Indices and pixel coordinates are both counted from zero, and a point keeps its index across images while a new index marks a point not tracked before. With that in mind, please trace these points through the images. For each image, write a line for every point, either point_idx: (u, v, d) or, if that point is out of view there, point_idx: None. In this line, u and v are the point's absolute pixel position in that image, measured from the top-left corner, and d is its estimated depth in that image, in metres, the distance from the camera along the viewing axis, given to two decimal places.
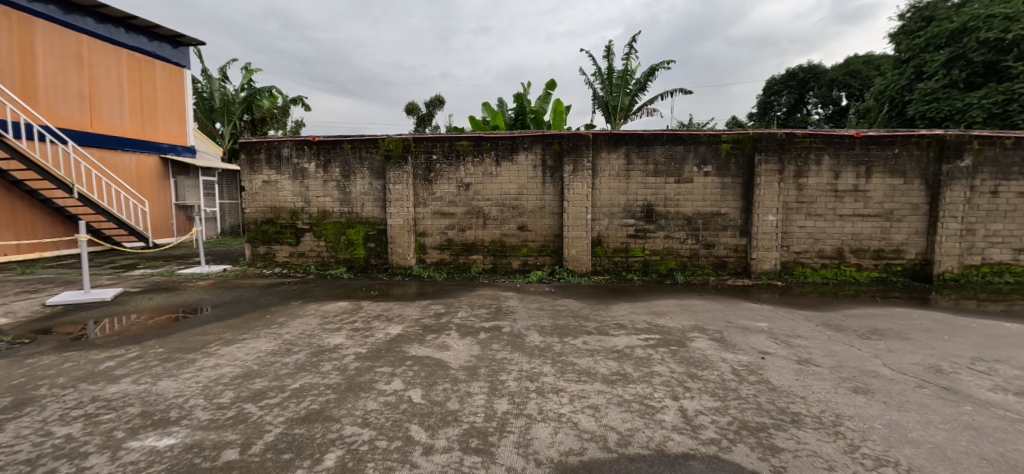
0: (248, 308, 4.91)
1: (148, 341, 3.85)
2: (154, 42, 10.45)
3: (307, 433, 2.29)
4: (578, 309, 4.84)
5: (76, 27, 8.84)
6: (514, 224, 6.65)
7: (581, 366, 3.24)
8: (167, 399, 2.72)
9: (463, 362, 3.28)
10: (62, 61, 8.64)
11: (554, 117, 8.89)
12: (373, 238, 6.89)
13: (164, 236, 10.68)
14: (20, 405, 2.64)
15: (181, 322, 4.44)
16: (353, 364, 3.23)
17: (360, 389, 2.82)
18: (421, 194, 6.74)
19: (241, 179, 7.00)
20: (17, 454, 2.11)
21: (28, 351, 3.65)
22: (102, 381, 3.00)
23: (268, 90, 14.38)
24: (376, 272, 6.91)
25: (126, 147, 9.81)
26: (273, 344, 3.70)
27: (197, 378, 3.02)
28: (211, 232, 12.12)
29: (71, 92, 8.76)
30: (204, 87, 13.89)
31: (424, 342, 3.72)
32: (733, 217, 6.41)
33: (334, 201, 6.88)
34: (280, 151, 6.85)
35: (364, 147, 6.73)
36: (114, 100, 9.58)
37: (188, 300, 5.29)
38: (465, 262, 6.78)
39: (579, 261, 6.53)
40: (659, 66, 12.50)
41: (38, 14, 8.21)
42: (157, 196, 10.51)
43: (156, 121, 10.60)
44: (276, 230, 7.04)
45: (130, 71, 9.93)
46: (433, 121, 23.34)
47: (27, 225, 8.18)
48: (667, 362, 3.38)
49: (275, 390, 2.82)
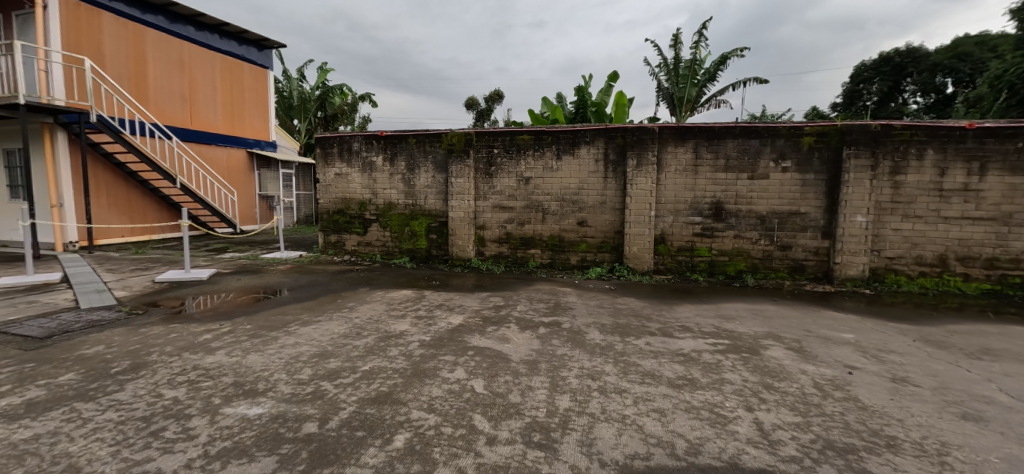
0: (320, 292, 5.26)
1: (237, 318, 4.25)
2: (243, 46, 11.47)
3: (378, 414, 2.41)
4: (639, 309, 4.68)
5: (179, 34, 9.88)
6: (574, 219, 6.55)
7: (645, 367, 3.12)
8: (255, 371, 2.97)
9: (524, 356, 3.28)
10: (168, 65, 9.70)
11: (617, 109, 8.66)
12: (435, 230, 7.09)
13: (250, 223, 11.76)
14: (137, 368, 3.03)
15: (264, 302, 4.85)
16: (419, 351, 3.34)
17: (425, 375, 2.91)
18: (482, 188, 6.83)
19: (317, 172, 7.50)
20: (136, 411, 2.42)
21: (142, 321, 4.16)
22: (201, 352, 3.35)
23: (340, 88, 15.27)
24: (436, 263, 7.12)
25: (220, 142, 10.86)
26: (344, 327, 3.93)
27: (280, 354, 3.28)
28: (288, 221, 13.13)
29: (175, 93, 9.83)
30: (285, 86, 15.00)
31: (485, 333, 3.77)
32: (814, 217, 5.87)
33: (400, 194, 7.16)
34: (351, 145, 7.26)
35: (429, 142, 6.95)
36: (209, 99, 10.62)
37: (269, 283, 5.75)
38: (524, 256, 6.80)
39: (641, 259, 6.30)
40: (731, 53, 11.75)
41: (149, 25, 9.27)
42: (244, 187, 11.56)
43: (243, 119, 11.64)
44: (346, 220, 7.48)
45: (223, 73, 10.95)
46: (491, 115, 23.62)
47: (142, 211, 9.36)
48: (738, 369, 3.17)
49: (348, 370, 2.99)
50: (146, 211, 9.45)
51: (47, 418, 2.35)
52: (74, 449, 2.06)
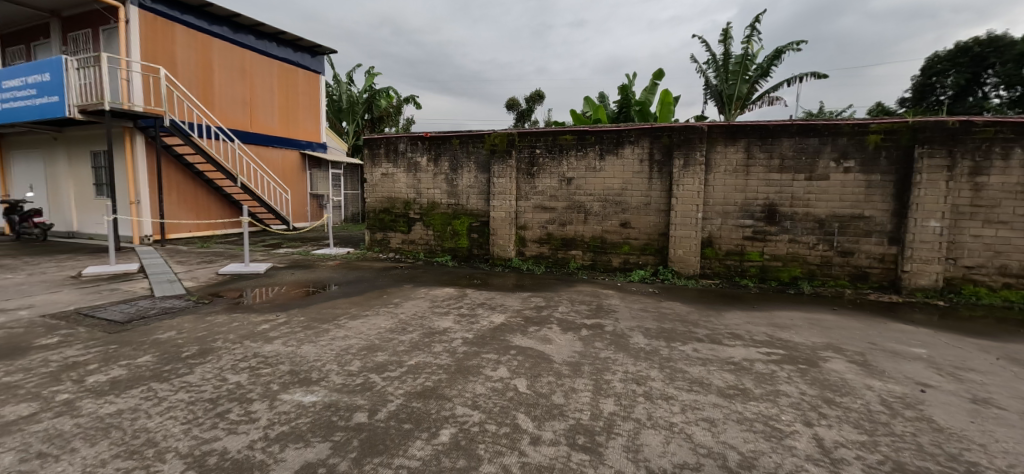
0: (367, 288, 5.46)
1: (292, 309, 4.50)
2: (298, 53, 12.11)
3: (424, 408, 2.47)
4: (685, 314, 4.52)
5: (242, 43, 10.58)
6: (617, 220, 6.43)
7: (693, 374, 3.02)
8: (309, 361, 3.13)
9: (567, 357, 3.25)
10: (232, 73, 10.41)
11: (662, 108, 8.44)
12: (477, 229, 7.18)
13: (302, 221, 12.41)
14: (205, 353, 3.27)
15: (315, 295, 5.10)
16: (462, 348, 3.40)
17: (469, 373, 2.95)
18: (524, 188, 6.85)
19: (365, 173, 7.80)
20: (204, 393, 2.61)
21: (207, 309, 4.49)
22: (260, 340, 3.57)
23: (385, 91, 15.81)
24: (477, 262, 7.20)
25: (276, 144, 11.52)
26: (391, 322, 4.07)
27: (331, 346, 3.44)
28: (336, 219, 13.74)
29: (237, 98, 10.53)
30: (335, 90, 15.72)
31: (527, 333, 3.78)
32: (879, 221, 5.45)
33: (443, 193, 7.31)
34: (397, 146, 7.50)
35: (472, 142, 7.06)
36: (267, 103, 11.30)
37: (319, 277, 6.04)
38: (565, 257, 6.75)
39: (686, 263, 6.09)
40: (787, 47, 11.14)
41: (216, 35, 9.99)
42: (297, 186, 12.22)
43: (297, 122, 12.29)
44: (391, 218, 7.72)
45: (279, 79, 11.62)
46: (532, 116, 23.66)
47: (206, 209, 10.09)
48: (795, 381, 3.00)
49: (395, 364, 3.09)
50: (210, 208, 10.19)
51: (128, 395, 2.59)
52: (152, 424, 2.25)
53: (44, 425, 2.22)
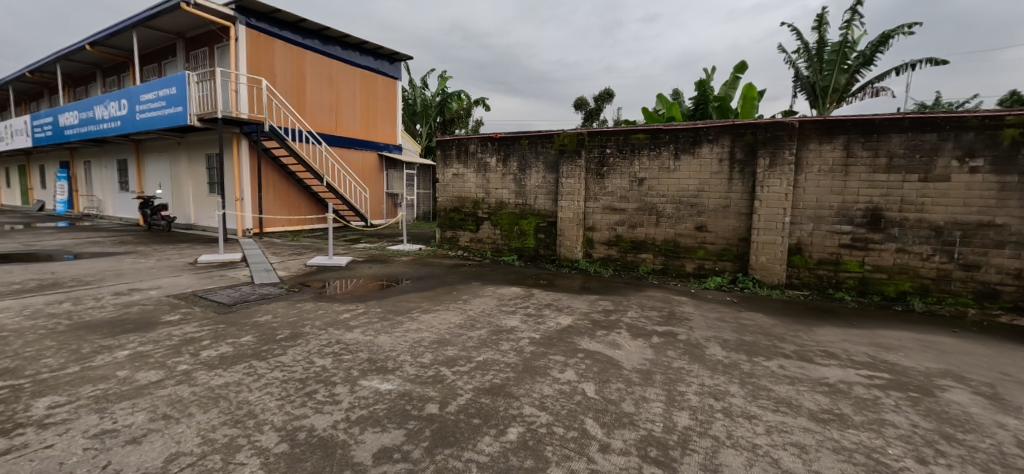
0: (437, 284, 5.68)
1: (370, 301, 4.82)
2: (378, 60, 12.95)
3: (492, 404, 2.51)
4: (769, 327, 4.16)
5: (330, 54, 11.53)
6: (691, 223, 6.10)
7: (779, 393, 2.77)
8: (385, 351, 3.33)
9: (637, 364, 3.14)
10: (322, 81, 11.38)
11: (744, 103, 7.87)
12: (544, 229, 7.19)
13: (378, 218, 13.23)
14: (296, 337, 3.60)
15: (389, 289, 5.42)
16: (529, 348, 3.41)
17: (536, 373, 2.96)
18: (593, 188, 6.73)
19: (437, 173, 8.14)
20: (295, 373, 2.88)
21: (298, 297, 4.96)
22: (343, 328, 3.86)
23: (457, 94, 16.41)
24: (544, 262, 7.20)
25: (357, 146, 12.41)
26: (460, 318, 4.20)
27: (405, 337, 3.62)
28: (409, 217, 14.48)
29: (325, 104, 11.49)
30: (410, 95, 16.62)
31: (595, 337, 3.71)
32: (1016, 230, 4.60)
33: (511, 193, 7.41)
34: (468, 147, 7.75)
35: (540, 142, 7.08)
36: (350, 109, 12.21)
37: (394, 272, 6.40)
38: (634, 260, 6.53)
39: (770, 271, 5.60)
40: (897, 30, 9.85)
41: (308, 47, 10.98)
42: (375, 185, 13.06)
43: (376, 125, 13.14)
44: (461, 217, 7.98)
45: (361, 86, 12.50)
46: (600, 115, 23.22)
47: (296, 206, 11.08)
48: (904, 411, 2.63)
49: (464, 359, 3.18)
50: (299, 206, 11.17)
51: (233, 370, 2.92)
52: (252, 398, 2.52)
53: (168, 391, 2.58)
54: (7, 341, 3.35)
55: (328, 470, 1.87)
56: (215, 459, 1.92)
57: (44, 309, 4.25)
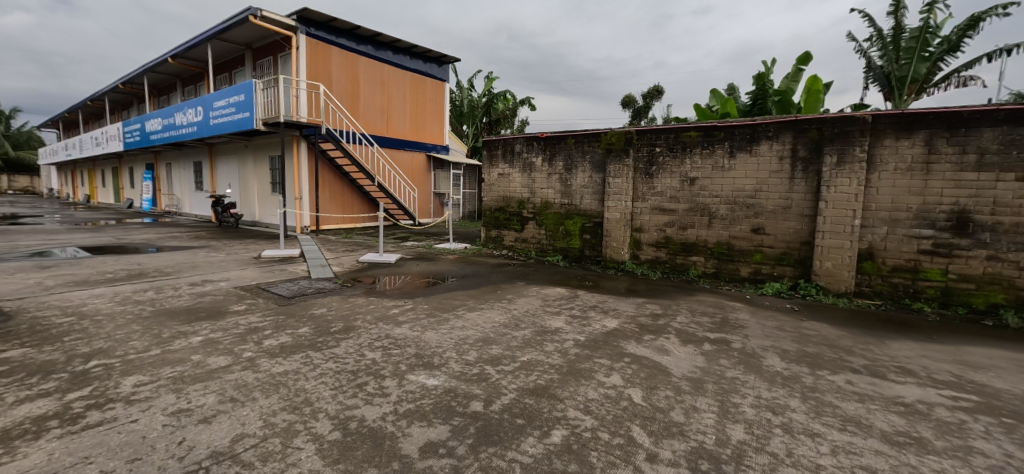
0: (482, 282, 5.75)
1: (418, 297, 4.97)
2: (427, 63, 13.32)
3: (536, 405, 2.50)
4: (835, 338, 3.85)
5: (382, 59, 12.00)
6: (747, 225, 5.77)
7: (847, 411, 2.55)
8: (432, 347, 3.41)
9: (687, 372, 3.02)
10: (374, 85, 11.87)
11: (807, 97, 7.35)
12: (589, 230, 7.08)
13: (426, 217, 13.62)
14: (348, 330, 3.77)
15: (436, 286, 5.55)
16: (574, 350, 3.37)
17: (581, 376, 2.91)
18: (641, 188, 6.55)
19: (483, 173, 8.25)
20: (347, 365, 3.02)
21: (351, 292, 5.20)
22: (392, 323, 4.00)
23: (503, 94, 16.55)
24: (589, 263, 7.09)
25: (406, 147, 12.84)
26: (504, 317, 4.22)
27: (451, 335, 3.70)
28: (455, 216, 14.79)
29: (377, 107, 11.98)
30: (457, 96, 16.97)
31: (642, 341, 3.60)
32: None
33: (556, 193, 7.37)
34: (513, 147, 7.80)
35: (587, 142, 6.99)
36: (400, 111, 12.66)
37: (440, 270, 6.56)
38: (684, 263, 6.29)
39: (836, 278, 5.18)
40: (992, 12, 8.80)
41: (362, 53, 11.49)
42: (423, 185, 13.46)
43: (424, 126, 13.53)
44: (506, 217, 8.04)
45: (411, 88, 12.92)
46: (648, 112, 22.56)
47: (348, 204, 11.63)
48: (999, 439, 2.33)
49: (508, 358, 3.19)
50: (351, 204, 11.71)
51: (292, 359, 3.11)
52: (308, 387, 2.66)
53: (235, 376, 2.79)
54: (102, 324, 3.76)
55: (377, 460, 1.94)
56: (275, 442, 2.05)
57: (132, 296, 4.74)
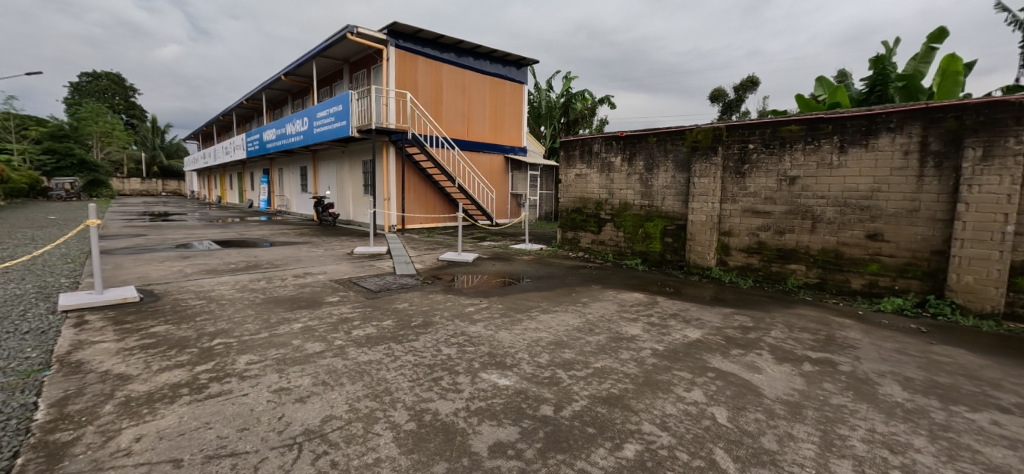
0: (557, 284, 5.71)
1: (493, 296, 5.07)
2: (506, 67, 13.60)
3: (608, 415, 2.40)
4: (979, 368, 3.19)
5: (464, 65, 12.49)
6: (861, 231, 5.03)
7: (995, 459, 2.08)
8: (505, 347, 3.45)
9: (781, 394, 2.70)
10: (456, 91, 12.40)
11: (942, 80, 6.24)
12: (671, 233, 6.69)
13: (503, 218, 13.90)
14: (427, 325, 3.96)
15: (511, 286, 5.62)
16: (651, 360, 3.19)
17: (658, 388, 2.74)
18: (730, 188, 6.04)
19: (560, 174, 8.21)
20: (425, 359, 3.16)
21: (432, 288, 5.47)
22: (468, 320, 4.13)
23: (581, 94, 16.35)
24: (670, 268, 6.70)
25: (485, 149, 13.23)
26: (579, 321, 4.14)
27: (524, 335, 3.71)
28: (531, 216, 14.92)
29: (459, 112, 12.50)
30: (535, 98, 17.11)
31: (728, 356, 3.30)
32: None
33: (636, 194, 7.08)
34: (592, 147, 7.65)
35: (670, 140, 6.63)
36: (480, 114, 13.07)
37: (516, 270, 6.64)
38: (781, 271, 5.66)
39: (980, 296, 4.29)
40: None
41: (446, 61, 12.06)
42: (501, 186, 13.76)
43: (503, 129, 13.83)
44: (582, 218, 7.91)
45: (491, 92, 13.28)
46: (740, 106, 20.81)
47: (431, 205, 12.28)
48: None
49: (581, 364, 3.11)
50: (434, 205, 12.35)
51: (376, 349, 3.34)
52: (388, 377, 2.83)
53: (327, 362, 3.06)
54: (225, 308, 4.36)
55: (448, 454, 1.99)
56: (357, 427, 2.20)
57: (250, 284, 5.45)
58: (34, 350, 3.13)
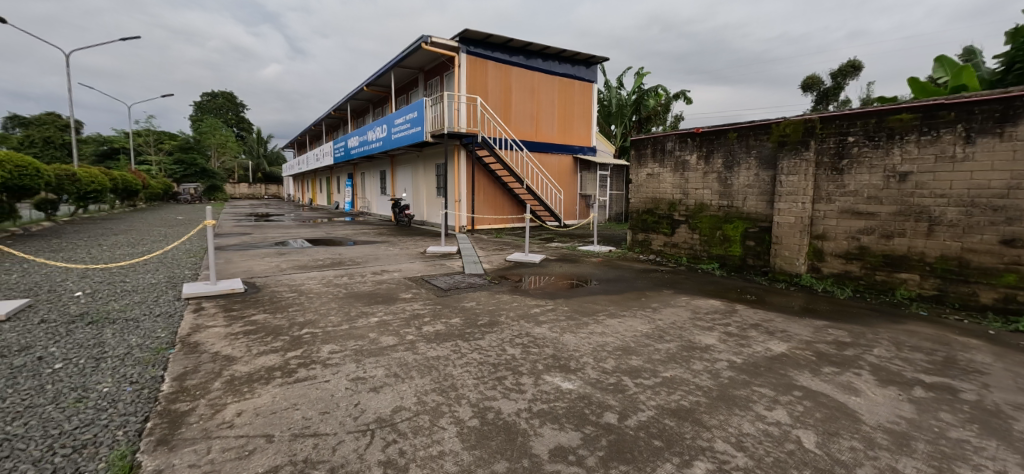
0: (625, 288, 5.52)
1: (558, 298, 5.04)
2: (575, 66, 13.48)
3: (677, 429, 2.27)
4: None
5: (533, 67, 12.58)
6: (994, 235, 4.24)
7: None
8: (569, 350, 3.40)
9: (885, 421, 2.35)
10: (525, 93, 12.52)
11: None
12: (754, 236, 6.16)
13: (572, 219, 13.77)
14: (493, 325, 4.04)
15: (578, 288, 5.54)
16: (728, 373, 2.96)
17: (735, 404, 2.54)
18: (824, 187, 5.42)
19: (630, 174, 7.95)
20: (490, 358, 3.23)
21: (499, 288, 5.58)
22: (533, 322, 4.14)
23: (654, 90, 15.70)
24: (752, 274, 6.17)
25: (554, 150, 13.20)
26: (648, 327, 3.96)
27: (589, 340, 3.64)
28: (601, 217, 14.63)
29: (528, 114, 12.61)
30: (605, 96, 16.74)
31: (819, 374, 2.95)
32: None
33: (714, 194, 6.63)
34: (664, 145, 7.31)
35: (753, 135, 6.12)
36: (549, 115, 13.08)
37: (583, 272, 6.54)
38: (888, 281, 4.96)
39: None
40: None
41: (515, 64, 12.24)
42: (569, 187, 13.65)
43: (572, 129, 13.72)
44: (654, 219, 7.58)
45: (560, 93, 13.23)
46: (838, 95, 18.62)
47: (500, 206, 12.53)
48: None
49: (648, 372, 2.98)
50: (502, 206, 12.59)
51: (445, 346, 3.47)
52: (455, 373, 2.93)
53: (399, 355, 3.25)
54: (314, 300, 4.81)
55: (509, 453, 2.01)
56: (424, 419, 2.31)
57: (335, 279, 5.96)
58: (164, 331, 3.69)
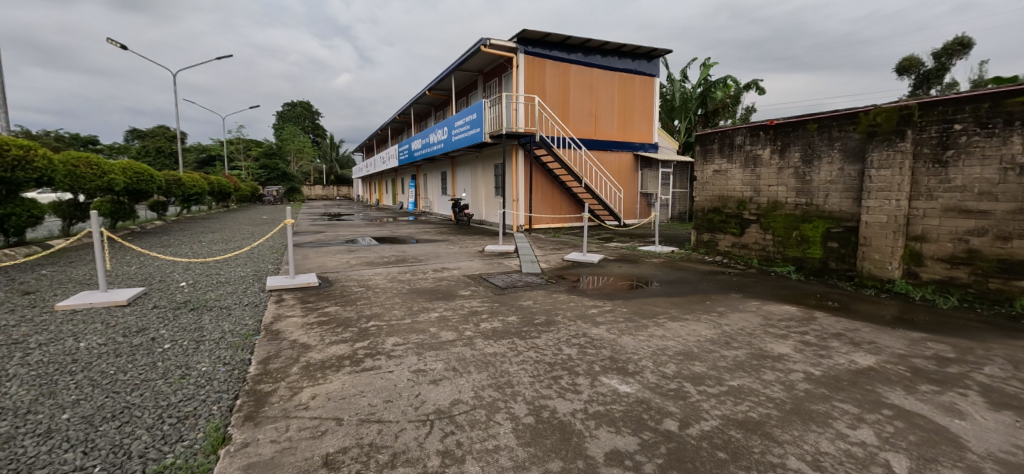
0: (688, 290, 5.27)
1: (616, 299, 4.93)
2: (636, 61, 13.06)
3: (744, 441, 2.13)
4: None
5: (591, 63, 12.37)
6: None
7: None
8: (627, 352, 3.32)
9: (1000, 451, 2.04)
10: (584, 91, 12.35)
11: None
12: (837, 237, 5.60)
13: (632, 218, 13.36)
14: (550, 324, 4.05)
15: (637, 290, 5.38)
16: (804, 385, 2.72)
17: (812, 419, 2.33)
18: (924, 182, 4.80)
19: (695, 171, 7.57)
20: (545, 356, 3.24)
21: (555, 288, 5.57)
22: (590, 322, 4.09)
23: (722, 81, 14.78)
24: (834, 279, 5.61)
25: (613, 148, 12.89)
26: (713, 332, 3.76)
27: (649, 343, 3.52)
28: (663, 217, 14.09)
29: (586, 112, 12.43)
30: (668, 90, 16.05)
31: (915, 392, 2.63)
32: None
33: (790, 191, 6.12)
34: (733, 140, 6.87)
35: (837, 126, 5.57)
36: (608, 112, 12.80)
37: (642, 273, 6.34)
38: (1007, 290, 4.28)
39: None
40: None
41: (573, 61, 12.11)
42: (629, 185, 13.26)
43: (633, 125, 13.31)
44: (721, 219, 7.15)
45: (620, 89, 12.89)
46: (944, 76, 16.36)
47: (557, 205, 12.48)
48: None
49: (713, 380, 2.82)
50: (560, 205, 12.53)
51: (501, 343, 3.54)
52: (511, 370, 2.98)
53: (458, 350, 3.36)
54: (380, 295, 5.12)
55: (563, 453, 2.01)
56: (481, 413, 2.37)
57: (399, 276, 6.29)
58: (252, 318, 4.12)
